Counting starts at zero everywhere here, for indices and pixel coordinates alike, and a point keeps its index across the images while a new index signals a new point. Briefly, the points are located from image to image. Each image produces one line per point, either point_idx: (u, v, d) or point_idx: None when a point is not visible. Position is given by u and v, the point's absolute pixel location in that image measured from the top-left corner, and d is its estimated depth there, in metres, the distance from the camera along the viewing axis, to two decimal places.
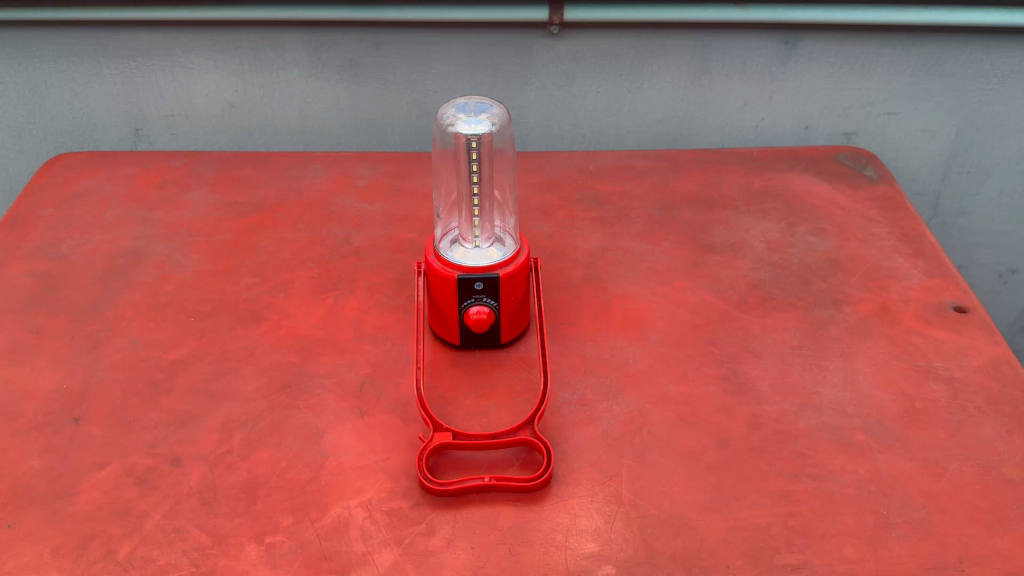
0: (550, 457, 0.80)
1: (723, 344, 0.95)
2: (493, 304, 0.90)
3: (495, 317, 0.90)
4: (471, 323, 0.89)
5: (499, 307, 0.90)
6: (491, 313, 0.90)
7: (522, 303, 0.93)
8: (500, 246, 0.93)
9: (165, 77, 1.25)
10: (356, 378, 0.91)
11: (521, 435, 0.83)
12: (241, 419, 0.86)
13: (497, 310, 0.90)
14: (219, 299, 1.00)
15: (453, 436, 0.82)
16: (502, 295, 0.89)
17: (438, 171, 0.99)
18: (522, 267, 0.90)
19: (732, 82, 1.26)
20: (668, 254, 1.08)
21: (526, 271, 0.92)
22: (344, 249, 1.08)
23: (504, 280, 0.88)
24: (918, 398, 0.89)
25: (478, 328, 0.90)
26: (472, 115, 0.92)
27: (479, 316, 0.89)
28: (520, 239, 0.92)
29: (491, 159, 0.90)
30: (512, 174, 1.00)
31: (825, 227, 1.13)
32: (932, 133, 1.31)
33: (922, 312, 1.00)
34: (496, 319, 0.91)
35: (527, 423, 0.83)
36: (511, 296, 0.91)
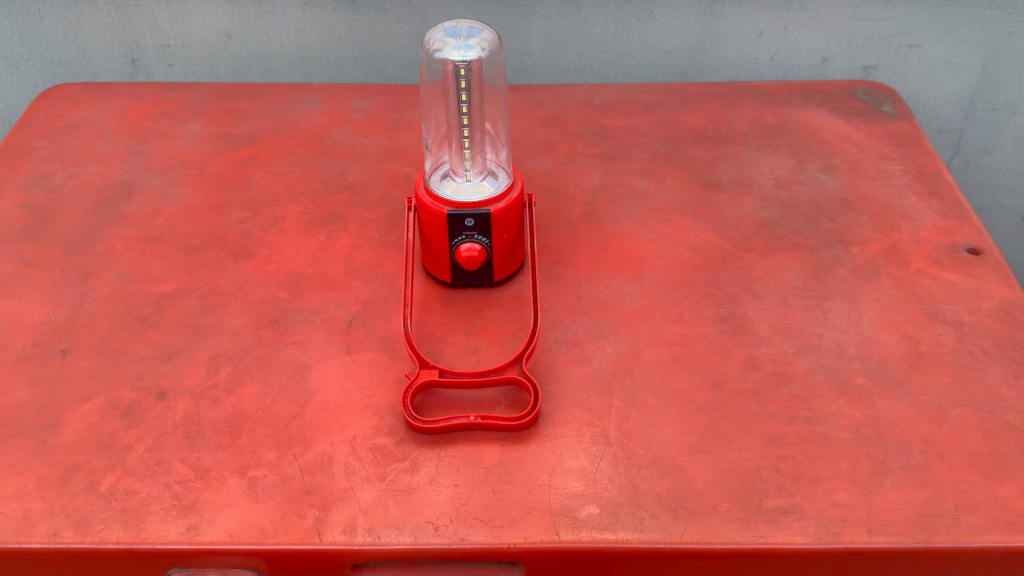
0: (538, 397, 0.78)
1: (723, 284, 0.92)
2: (485, 241, 0.88)
3: (487, 255, 0.88)
4: (462, 260, 0.88)
5: (491, 244, 0.88)
6: (483, 250, 0.88)
7: (516, 241, 0.91)
8: (493, 180, 0.90)
9: (160, 6, 1.22)
10: (345, 314, 0.89)
11: (509, 374, 0.81)
12: (228, 353, 0.85)
13: (489, 248, 0.88)
14: (210, 233, 0.98)
15: (440, 374, 0.81)
16: (494, 232, 0.87)
17: (426, 103, 0.96)
18: (514, 202, 0.88)
19: (747, 11, 1.20)
20: (671, 192, 1.05)
21: (520, 207, 0.89)
22: (338, 184, 1.06)
23: (496, 217, 0.86)
24: (923, 341, 0.87)
25: (469, 266, 0.88)
26: (461, 40, 0.87)
27: (470, 254, 0.87)
28: (512, 173, 0.89)
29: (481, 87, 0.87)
30: (504, 104, 0.96)
31: (837, 164, 1.08)
32: (956, 67, 1.25)
33: (932, 254, 0.96)
34: (488, 257, 0.89)
35: (515, 361, 0.81)
36: (503, 233, 0.88)
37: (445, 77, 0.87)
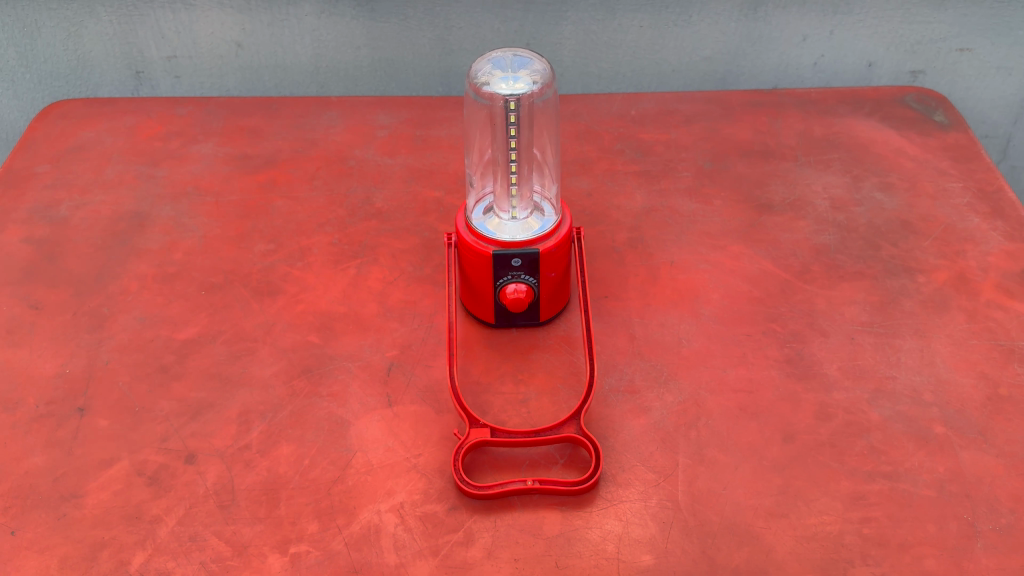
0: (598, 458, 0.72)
1: (785, 320, 0.87)
2: (532, 281, 0.81)
3: (534, 295, 0.82)
4: (508, 302, 0.81)
5: (538, 284, 0.82)
6: (530, 291, 0.82)
7: (563, 278, 0.85)
8: (540, 216, 0.83)
9: (165, 16, 1.15)
10: (382, 360, 0.82)
11: (566, 432, 0.75)
12: (259, 409, 0.78)
13: (536, 288, 0.82)
14: (232, 269, 0.92)
15: (491, 433, 0.74)
16: (542, 271, 0.81)
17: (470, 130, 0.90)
18: (564, 240, 0.81)
19: (790, 15, 1.14)
20: (721, 214, 0.99)
21: (568, 244, 0.83)
22: (365, 211, 0.99)
23: (545, 255, 0.80)
24: (1002, 383, 0.80)
25: (516, 308, 0.81)
26: (508, 71, 0.80)
27: (517, 295, 0.81)
28: (561, 208, 0.83)
29: (531, 122, 0.80)
30: (554, 135, 0.90)
31: (893, 181, 1.02)
32: (1008, 71, 1.19)
33: (1003, 282, 0.90)
34: (535, 298, 0.83)
35: (573, 418, 0.75)
36: (552, 272, 0.82)
37: (493, 111, 0.80)
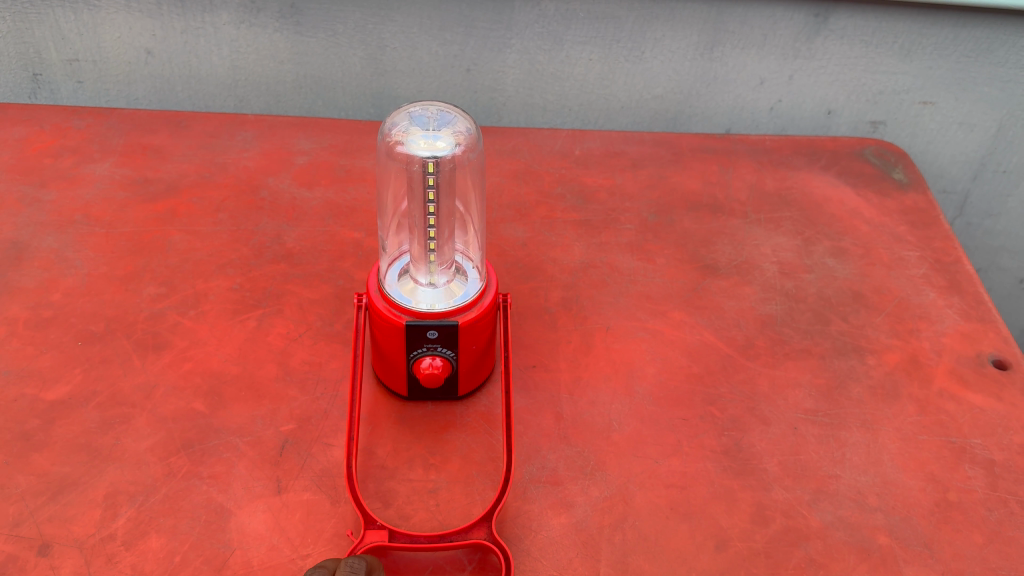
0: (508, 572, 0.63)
1: (725, 403, 0.79)
2: (450, 354, 0.72)
3: (452, 369, 0.73)
4: (422, 377, 0.72)
5: (457, 357, 0.73)
6: (447, 364, 0.73)
7: (485, 349, 0.76)
8: (462, 280, 0.75)
9: (66, 15, 1.07)
10: (276, 436, 0.73)
11: (474, 537, 0.65)
12: (129, 490, 0.68)
13: (455, 361, 0.73)
14: (116, 315, 0.82)
15: (390, 535, 0.65)
16: (461, 344, 0.72)
17: (382, 188, 0.83)
18: (488, 309, 0.73)
19: (748, 56, 1.14)
20: (663, 275, 0.93)
21: (493, 312, 0.75)
22: (274, 251, 0.90)
23: (465, 328, 0.71)
24: (950, 487, 0.72)
25: (431, 383, 0.73)
26: (430, 129, 0.74)
27: (432, 370, 0.72)
28: (485, 273, 0.75)
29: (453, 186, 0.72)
30: (479, 191, 0.84)
31: (847, 247, 0.98)
32: (970, 127, 1.20)
33: (956, 368, 0.83)
34: (453, 372, 0.74)
35: (482, 520, 0.66)
36: (473, 344, 0.73)
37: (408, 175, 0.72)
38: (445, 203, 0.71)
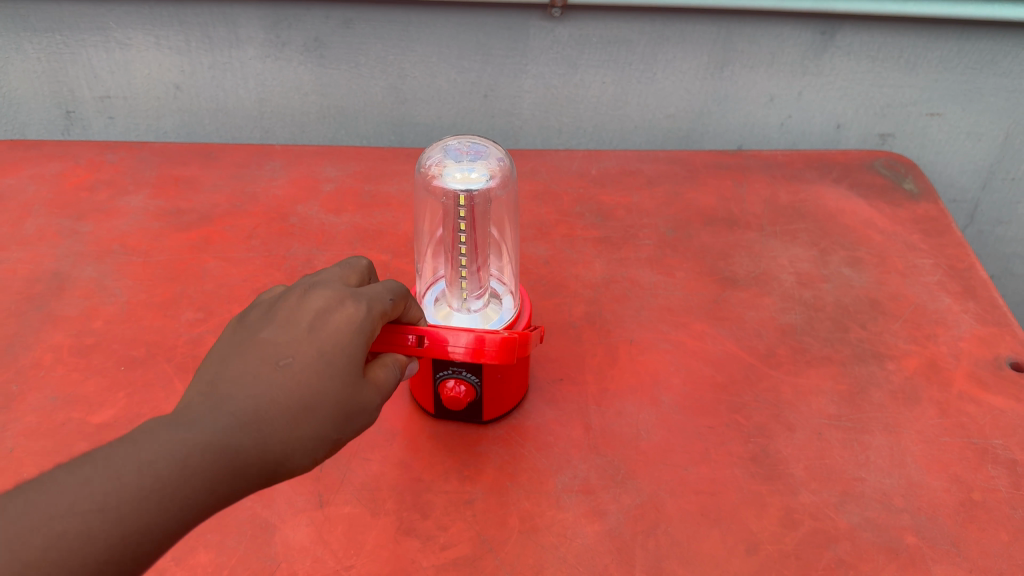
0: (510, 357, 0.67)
1: (750, 410, 0.81)
2: (475, 380, 0.74)
3: (475, 395, 0.75)
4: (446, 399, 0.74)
5: (482, 384, 0.74)
6: (471, 390, 0.75)
7: (513, 378, 0.77)
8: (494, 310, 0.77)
9: (98, 54, 1.14)
10: None
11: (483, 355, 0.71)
12: None
13: (479, 387, 0.75)
14: (156, 340, 0.84)
15: None
16: (486, 371, 0.74)
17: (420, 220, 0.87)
18: (514, 341, 0.74)
19: (758, 75, 1.17)
20: (683, 288, 0.96)
21: (522, 344, 0.76)
22: (306, 274, 0.93)
23: None
24: (975, 486, 0.73)
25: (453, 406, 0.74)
26: (464, 162, 0.77)
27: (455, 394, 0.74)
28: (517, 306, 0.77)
29: (485, 219, 0.75)
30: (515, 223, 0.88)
31: (862, 256, 1.01)
32: (978, 137, 1.22)
33: (975, 371, 0.85)
34: (477, 397, 0.75)
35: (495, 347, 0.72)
36: (498, 373, 0.75)
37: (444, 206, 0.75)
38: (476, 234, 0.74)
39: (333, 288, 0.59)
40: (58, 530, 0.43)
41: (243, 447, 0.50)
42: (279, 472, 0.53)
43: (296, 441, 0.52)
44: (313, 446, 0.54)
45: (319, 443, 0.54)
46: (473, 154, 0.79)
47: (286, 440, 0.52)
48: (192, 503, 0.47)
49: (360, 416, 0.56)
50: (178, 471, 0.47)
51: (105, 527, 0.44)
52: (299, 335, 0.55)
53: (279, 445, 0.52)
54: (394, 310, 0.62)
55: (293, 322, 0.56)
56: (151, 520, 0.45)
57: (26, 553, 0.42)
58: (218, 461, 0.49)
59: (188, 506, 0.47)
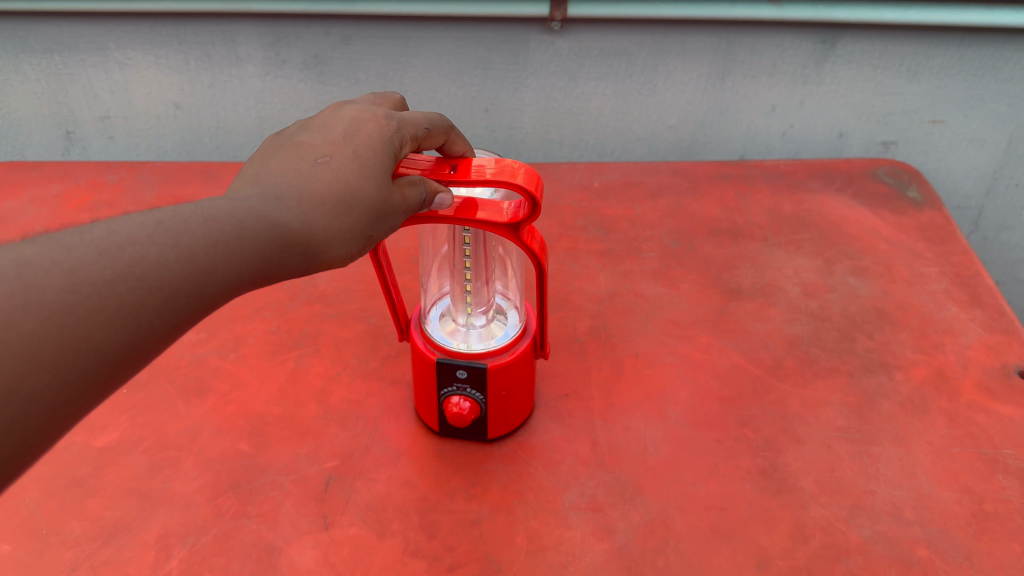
0: (524, 186, 0.58)
1: (758, 424, 0.80)
2: (479, 397, 0.74)
3: (479, 412, 0.74)
4: (449, 415, 0.74)
5: (486, 401, 0.74)
6: (475, 407, 0.74)
7: (518, 396, 0.76)
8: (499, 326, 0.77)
9: (97, 75, 1.15)
10: (320, 473, 0.74)
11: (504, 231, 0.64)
12: (180, 532, 0.69)
13: (483, 404, 0.74)
14: (159, 362, 0.85)
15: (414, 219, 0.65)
16: (490, 388, 0.73)
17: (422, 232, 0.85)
18: (518, 358, 0.73)
19: (759, 84, 1.17)
20: (688, 300, 0.95)
21: (527, 361, 0.75)
22: (308, 292, 0.95)
23: (493, 372, 0.72)
24: (986, 498, 0.72)
25: (457, 422, 0.74)
26: None
27: (459, 410, 0.73)
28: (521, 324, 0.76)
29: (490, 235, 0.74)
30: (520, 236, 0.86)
31: (866, 266, 1.00)
32: (981, 143, 1.22)
33: (983, 380, 0.84)
34: (481, 414, 0.75)
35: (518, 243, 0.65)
36: (503, 390, 0.74)
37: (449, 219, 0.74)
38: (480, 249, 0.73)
39: (370, 107, 0.61)
40: (140, 254, 0.45)
41: (291, 227, 0.52)
42: (317, 262, 0.55)
43: (336, 232, 0.55)
44: (349, 241, 0.56)
45: (353, 239, 0.56)
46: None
47: (327, 229, 0.54)
48: (248, 267, 0.50)
49: (393, 223, 0.58)
50: (233, 234, 0.49)
51: (181, 266, 0.46)
52: (337, 139, 0.58)
53: (320, 231, 0.54)
54: (428, 143, 0.64)
55: (329, 130, 0.59)
56: (216, 271, 0.48)
57: (118, 268, 0.44)
58: (269, 232, 0.51)
59: (243, 270, 0.50)
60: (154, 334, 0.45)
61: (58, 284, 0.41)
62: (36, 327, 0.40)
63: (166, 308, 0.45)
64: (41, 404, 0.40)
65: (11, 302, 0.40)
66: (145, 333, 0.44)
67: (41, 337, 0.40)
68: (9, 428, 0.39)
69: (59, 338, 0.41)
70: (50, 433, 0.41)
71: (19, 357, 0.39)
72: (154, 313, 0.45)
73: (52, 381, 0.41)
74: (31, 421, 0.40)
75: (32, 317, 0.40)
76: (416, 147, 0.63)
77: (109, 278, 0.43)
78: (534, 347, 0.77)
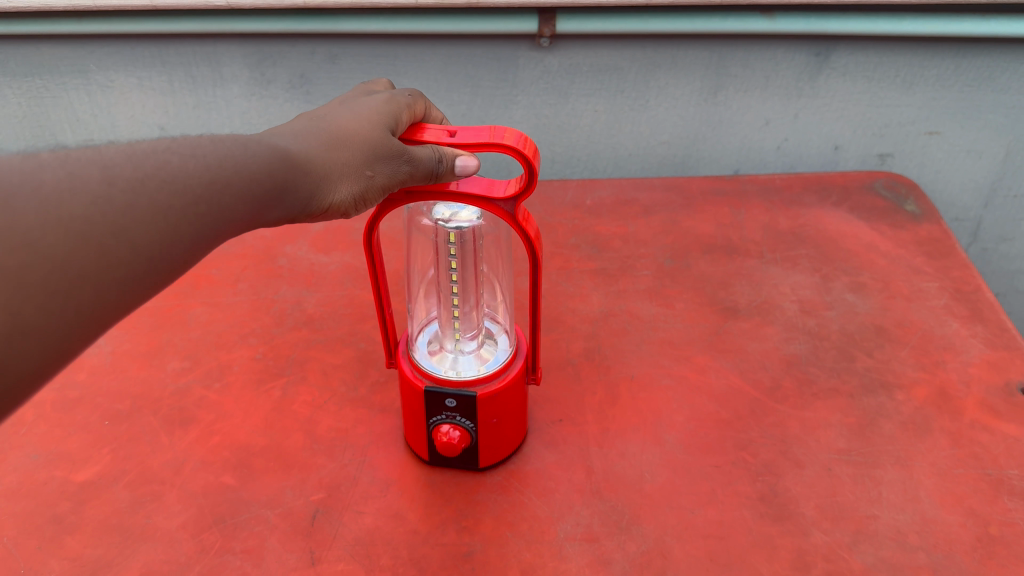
0: (518, 151, 0.58)
1: (757, 448, 0.78)
2: (469, 425, 0.71)
3: (470, 440, 0.72)
4: (439, 444, 0.72)
5: (477, 429, 0.72)
6: (466, 435, 0.72)
7: (509, 424, 0.74)
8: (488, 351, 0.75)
9: (80, 97, 1.16)
10: (307, 506, 0.72)
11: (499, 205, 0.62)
12: (162, 569, 0.66)
13: (474, 432, 0.72)
14: (142, 392, 0.83)
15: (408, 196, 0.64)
16: (481, 416, 0.71)
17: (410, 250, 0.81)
18: (509, 384, 0.72)
19: (752, 98, 1.15)
20: (684, 319, 0.93)
21: (518, 387, 0.73)
22: (295, 316, 0.93)
23: (484, 400, 0.70)
24: (992, 521, 0.70)
25: (447, 452, 0.72)
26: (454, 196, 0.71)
27: (449, 439, 0.71)
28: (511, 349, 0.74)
29: (477, 256, 0.71)
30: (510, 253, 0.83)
31: (865, 282, 0.98)
32: (978, 154, 1.21)
33: (986, 399, 0.82)
34: (472, 443, 0.73)
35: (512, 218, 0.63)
36: (494, 417, 0.72)
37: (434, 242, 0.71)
38: (467, 270, 0.71)
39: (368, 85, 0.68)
40: (163, 160, 0.48)
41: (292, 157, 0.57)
42: (316, 195, 0.59)
43: (335, 165, 0.59)
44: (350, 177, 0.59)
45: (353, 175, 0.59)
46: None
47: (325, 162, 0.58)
48: (259, 184, 0.53)
49: (398, 169, 0.59)
50: (241, 153, 0.53)
51: (197, 175, 0.50)
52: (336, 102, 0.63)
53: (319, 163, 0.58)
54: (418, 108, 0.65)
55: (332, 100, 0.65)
56: (230, 184, 0.52)
57: (145, 168, 0.47)
58: (274, 156, 0.56)
59: (256, 186, 0.53)
60: (181, 235, 0.48)
61: (97, 175, 0.44)
62: (82, 210, 0.43)
63: (188, 213, 0.49)
64: (88, 284, 0.43)
65: (58, 184, 0.42)
66: (171, 233, 0.47)
67: (86, 217, 0.43)
68: (59, 301, 0.42)
69: (102, 221, 0.44)
70: (97, 317, 0.44)
71: (68, 234, 0.42)
72: (179, 214, 0.48)
73: (95, 259, 0.43)
74: (78, 299, 0.42)
75: (78, 201, 0.43)
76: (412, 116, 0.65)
77: (139, 175, 0.46)
78: (527, 373, 0.75)
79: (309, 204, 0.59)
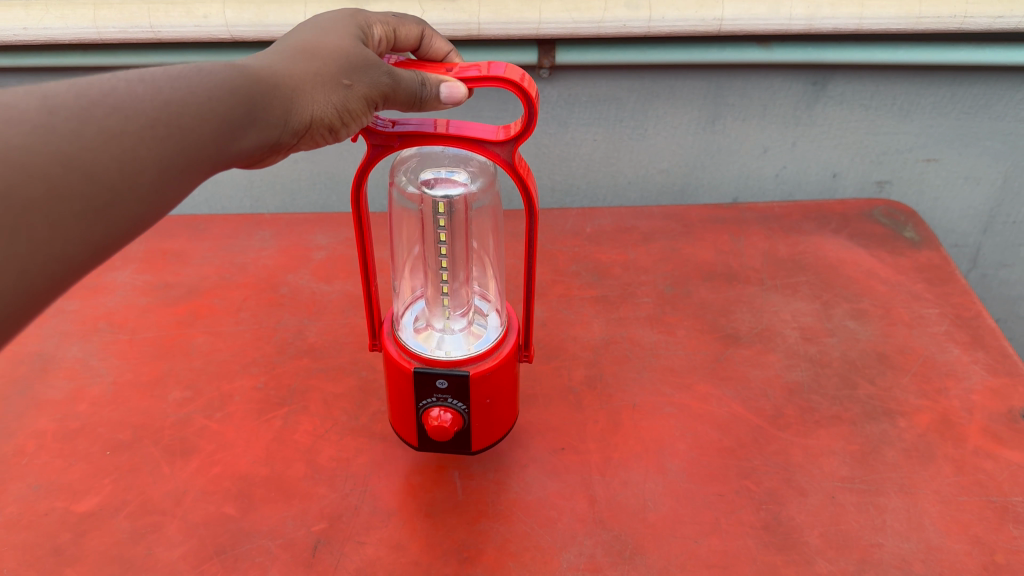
0: (518, 86, 0.61)
1: (760, 476, 0.78)
2: (460, 406, 0.72)
3: (462, 422, 0.72)
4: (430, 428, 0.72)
5: (468, 410, 0.72)
6: (457, 418, 0.72)
7: (500, 405, 0.75)
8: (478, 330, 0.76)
9: None
10: (308, 537, 0.72)
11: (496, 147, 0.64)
12: None
13: (466, 414, 0.72)
14: (143, 422, 0.83)
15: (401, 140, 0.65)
16: (473, 397, 0.71)
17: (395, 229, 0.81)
18: (501, 361, 0.72)
19: (750, 126, 1.16)
20: (685, 347, 0.93)
21: (509, 364, 0.74)
22: (296, 346, 0.93)
23: (476, 379, 0.70)
24: (998, 548, 0.70)
25: (439, 435, 0.72)
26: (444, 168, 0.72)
27: (441, 422, 0.71)
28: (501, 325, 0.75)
29: (466, 229, 0.71)
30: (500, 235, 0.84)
31: (865, 308, 0.99)
32: (976, 180, 1.22)
33: (990, 426, 0.82)
34: (464, 424, 0.73)
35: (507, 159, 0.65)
36: (486, 397, 0.73)
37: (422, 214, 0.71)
38: (455, 245, 0.71)
39: None
40: (111, 85, 0.46)
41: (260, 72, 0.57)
42: (293, 111, 0.58)
43: (307, 79, 0.59)
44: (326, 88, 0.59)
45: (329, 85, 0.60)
46: (451, 157, 0.75)
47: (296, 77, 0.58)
48: (228, 97, 0.53)
49: (378, 79, 0.61)
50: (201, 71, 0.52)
51: (152, 98, 0.48)
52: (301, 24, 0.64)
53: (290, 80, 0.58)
54: (403, 29, 0.68)
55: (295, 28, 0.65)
56: (190, 100, 0.50)
57: (89, 94, 0.45)
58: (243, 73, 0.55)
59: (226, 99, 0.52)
60: (142, 158, 0.47)
61: (36, 105, 0.43)
62: (22, 140, 0.41)
63: (144, 135, 0.47)
64: (37, 220, 0.42)
65: None
66: (128, 158, 0.46)
67: (30, 149, 0.41)
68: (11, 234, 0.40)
69: (46, 152, 0.42)
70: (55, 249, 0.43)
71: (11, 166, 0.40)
72: (134, 138, 0.46)
73: (41, 193, 0.42)
74: (31, 230, 0.41)
75: (18, 131, 0.41)
76: (393, 35, 0.67)
77: (83, 102, 0.45)
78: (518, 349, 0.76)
79: (290, 120, 0.58)
